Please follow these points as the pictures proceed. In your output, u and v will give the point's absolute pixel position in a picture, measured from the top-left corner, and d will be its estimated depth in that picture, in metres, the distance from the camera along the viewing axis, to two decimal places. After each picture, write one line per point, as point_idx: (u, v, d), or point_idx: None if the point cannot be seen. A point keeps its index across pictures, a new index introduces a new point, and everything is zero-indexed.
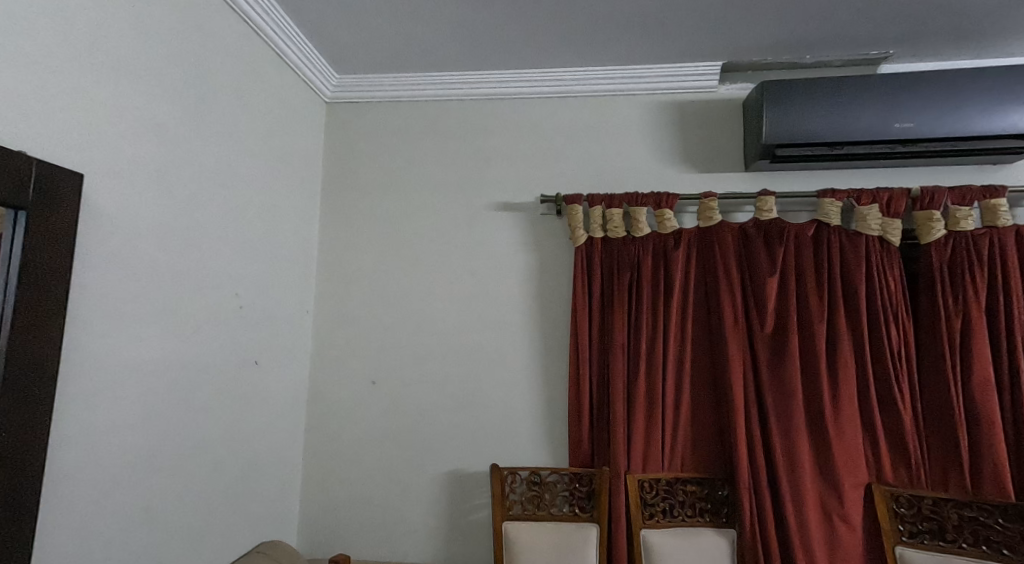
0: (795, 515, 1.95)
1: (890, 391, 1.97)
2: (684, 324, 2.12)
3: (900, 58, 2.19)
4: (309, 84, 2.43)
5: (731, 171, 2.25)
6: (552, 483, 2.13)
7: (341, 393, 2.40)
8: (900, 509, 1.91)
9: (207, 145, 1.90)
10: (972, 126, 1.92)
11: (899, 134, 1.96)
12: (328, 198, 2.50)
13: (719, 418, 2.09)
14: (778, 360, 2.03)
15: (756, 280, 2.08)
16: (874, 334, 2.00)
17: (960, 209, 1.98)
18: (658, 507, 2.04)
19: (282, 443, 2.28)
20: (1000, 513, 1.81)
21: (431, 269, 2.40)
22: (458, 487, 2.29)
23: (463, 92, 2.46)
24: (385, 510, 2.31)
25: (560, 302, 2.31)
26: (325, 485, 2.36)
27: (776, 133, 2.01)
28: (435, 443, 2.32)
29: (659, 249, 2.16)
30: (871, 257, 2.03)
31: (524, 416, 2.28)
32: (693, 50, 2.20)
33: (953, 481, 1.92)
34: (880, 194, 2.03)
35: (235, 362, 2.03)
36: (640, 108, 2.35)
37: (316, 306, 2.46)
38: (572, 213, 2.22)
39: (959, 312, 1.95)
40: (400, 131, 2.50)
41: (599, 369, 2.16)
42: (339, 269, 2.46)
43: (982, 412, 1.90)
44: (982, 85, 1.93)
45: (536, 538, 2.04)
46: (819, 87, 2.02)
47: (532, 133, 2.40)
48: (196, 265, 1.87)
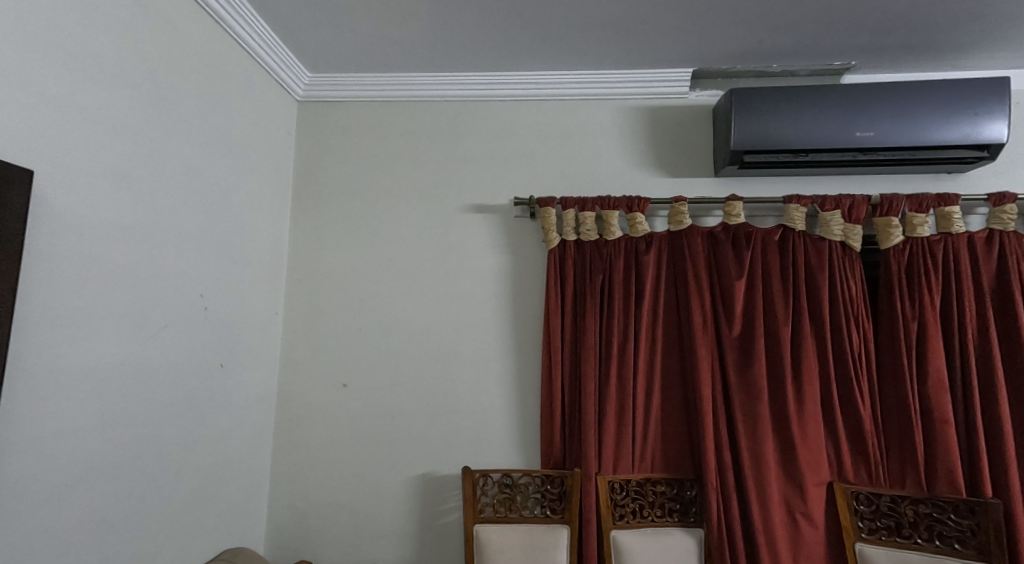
0: (760, 514, 1.99)
1: (851, 392, 2.03)
2: (654, 326, 2.15)
3: (862, 69, 2.27)
4: (280, 83, 2.39)
5: (701, 176, 2.30)
6: (524, 485, 2.14)
7: (310, 396, 2.36)
8: (860, 506, 1.97)
9: (171, 142, 1.86)
10: (929, 136, 2.00)
11: (859, 142, 2.03)
12: (298, 198, 2.47)
13: (688, 419, 2.12)
14: (744, 361, 2.08)
15: (724, 283, 2.12)
16: (836, 336, 2.07)
17: (917, 216, 2.06)
18: (627, 508, 2.06)
19: (249, 447, 2.23)
20: (953, 509, 1.88)
21: (403, 271, 2.39)
22: (429, 490, 2.27)
23: (436, 93, 2.46)
24: (355, 515, 2.28)
25: (533, 304, 2.31)
26: (293, 490, 2.32)
27: (743, 139, 2.07)
28: (406, 446, 2.30)
29: (631, 252, 2.19)
30: (834, 262, 2.09)
31: (497, 418, 2.28)
32: (664, 57, 2.25)
33: (910, 479, 1.99)
34: (842, 201, 2.10)
35: (200, 363, 1.98)
36: (613, 112, 2.38)
37: (286, 308, 2.42)
38: (545, 216, 2.24)
39: (916, 315, 2.02)
40: (373, 132, 2.48)
41: (571, 370, 2.17)
42: (309, 270, 2.43)
43: (936, 411, 1.97)
44: (938, 96, 2.01)
45: (507, 540, 2.04)
46: (784, 95, 2.08)
47: (505, 136, 2.41)
48: (160, 263, 1.82)
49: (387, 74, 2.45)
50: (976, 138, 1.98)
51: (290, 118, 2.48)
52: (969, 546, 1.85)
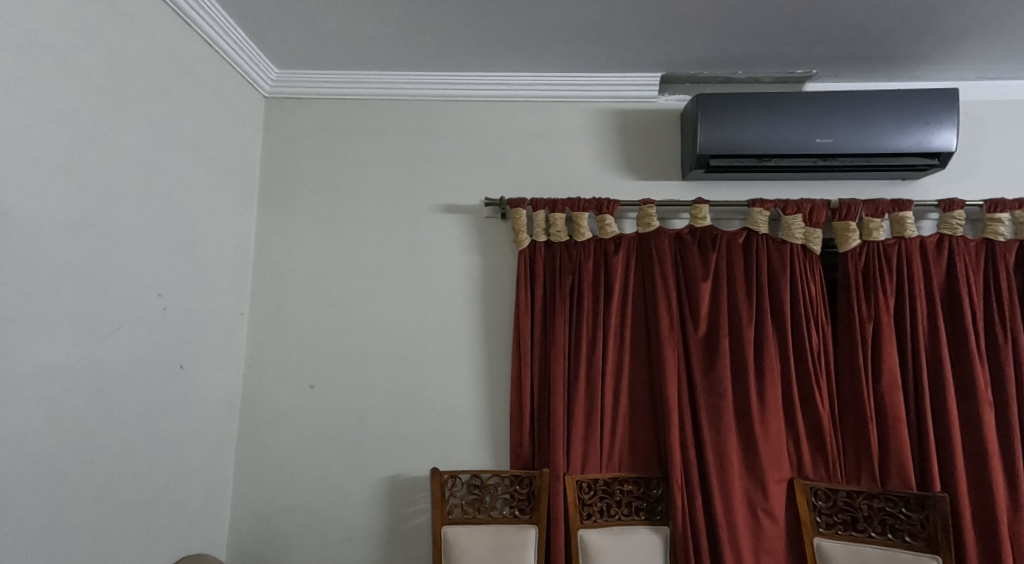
0: (724, 511, 2.04)
1: (811, 390, 2.09)
2: (622, 326, 2.18)
3: (823, 78, 2.35)
4: (246, 78, 2.34)
5: (670, 179, 2.34)
6: (493, 485, 2.14)
7: (276, 398, 2.32)
8: (818, 501, 2.03)
9: (129, 138, 1.81)
10: (885, 143, 2.08)
11: (819, 149, 2.10)
12: (264, 195, 2.42)
13: (654, 418, 2.16)
14: (709, 361, 2.12)
15: (690, 285, 2.16)
16: (797, 337, 2.13)
17: (873, 221, 2.14)
18: (595, 507, 2.08)
19: (211, 451, 2.18)
20: (904, 503, 1.96)
21: (371, 271, 2.36)
22: (397, 492, 2.25)
23: (407, 92, 2.44)
24: (321, 518, 2.25)
25: (503, 305, 2.32)
26: (257, 494, 2.27)
27: (709, 144, 2.12)
28: (374, 448, 2.27)
29: (600, 253, 2.22)
30: (796, 264, 2.15)
31: (466, 419, 2.27)
32: (634, 61, 2.28)
33: (865, 474, 2.06)
34: (803, 205, 2.16)
35: (159, 365, 1.93)
36: (583, 115, 2.40)
37: (250, 308, 2.37)
38: (515, 217, 2.24)
39: (872, 316, 2.10)
40: (342, 129, 2.45)
41: (540, 370, 2.19)
42: (275, 269, 2.38)
43: (889, 408, 2.05)
44: (893, 105, 2.09)
45: (476, 540, 2.04)
46: (749, 102, 2.13)
47: (476, 136, 2.41)
48: (115, 261, 1.76)
49: (357, 71, 2.42)
50: (928, 146, 2.07)
51: (256, 114, 2.43)
52: (919, 539, 1.94)
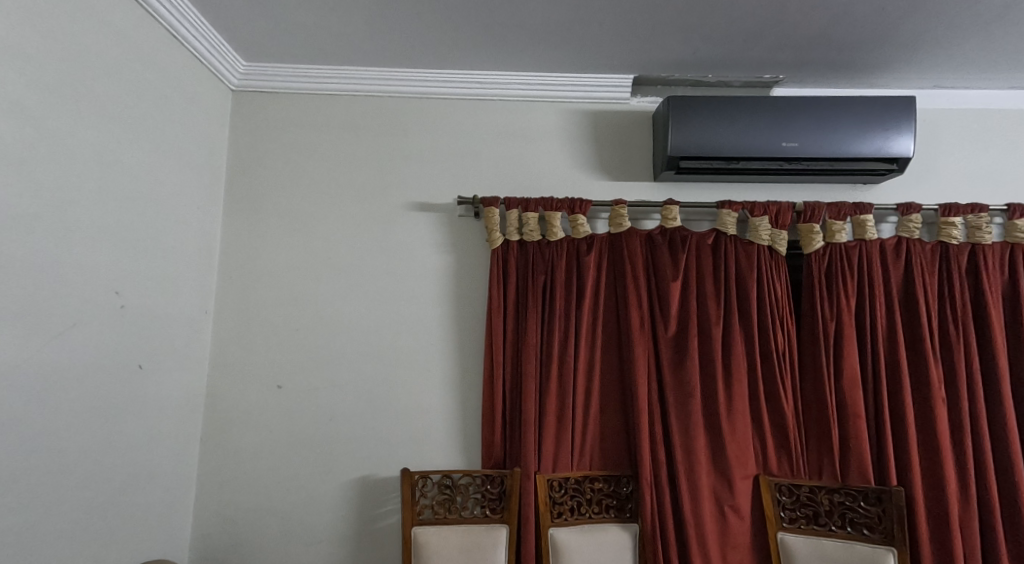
0: (692, 508, 2.07)
1: (776, 388, 2.14)
2: (594, 325, 2.20)
3: (790, 83, 2.41)
4: (212, 70, 2.28)
5: (642, 180, 2.36)
6: (464, 485, 2.14)
7: (243, 398, 2.27)
8: (782, 497, 2.08)
9: (84, 130, 1.74)
10: (848, 148, 2.14)
11: (786, 152, 2.15)
12: (231, 192, 2.36)
13: (625, 417, 2.18)
14: (679, 359, 2.16)
15: (661, 285, 2.19)
16: (763, 336, 2.17)
17: (836, 223, 2.21)
18: (566, 505, 2.09)
19: (172, 453, 2.12)
20: (863, 497, 2.02)
21: (342, 269, 2.33)
22: (367, 493, 2.23)
23: (379, 89, 2.41)
24: (288, 521, 2.21)
25: (476, 304, 2.31)
26: (222, 497, 2.22)
27: (680, 146, 2.15)
28: (344, 449, 2.24)
29: (573, 253, 2.23)
30: (762, 265, 2.20)
31: (438, 419, 2.26)
32: (606, 62, 2.30)
33: (827, 469, 2.12)
34: (770, 207, 2.21)
35: (116, 365, 1.86)
36: (556, 114, 2.41)
37: (216, 307, 2.32)
38: (488, 216, 2.24)
39: (834, 316, 2.16)
40: (312, 124, 2.41)
41: (512, 370, 2.19)
42: (242, 267, 2.33)
43: (850, 405, 2.11)
44: (856, 111, 2.15)
45: (446, 540, 2.03)
46: (719, 105, 2.17)
47: (449, 134, 2.40)
48: (69, 256, 1.70)
49: (328, 66, 2.38)
50: (888, 151, 2.14)
51: (223, 108, 2.37)
52: (876, 531, 1.99)
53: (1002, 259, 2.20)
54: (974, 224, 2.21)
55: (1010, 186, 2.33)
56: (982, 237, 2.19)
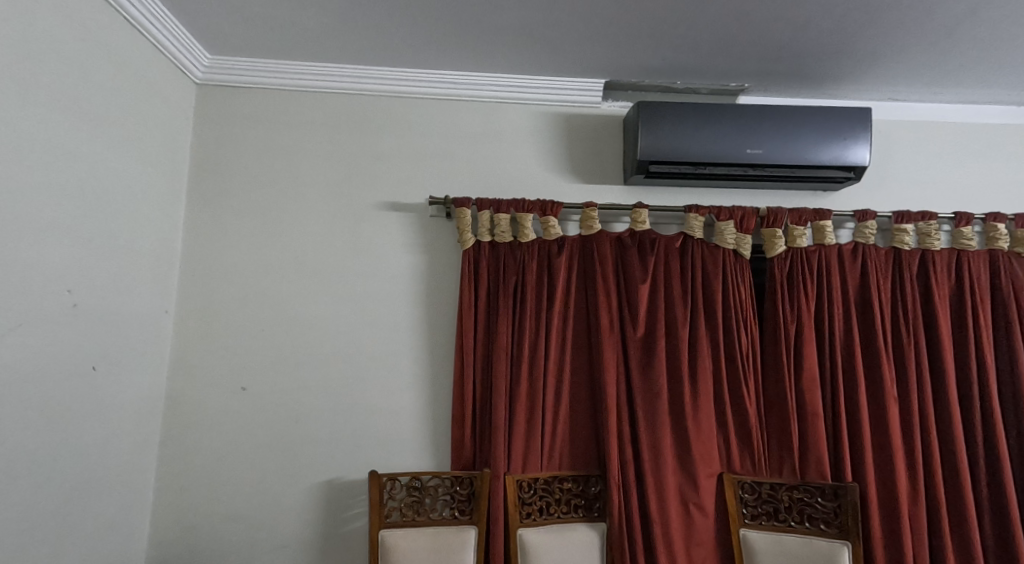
0: (659, 507, 2.11)
1: (739, 388, 2.20)
2: (564, 326, 2.22)
3: (755, 91, 2.48)
4: (175, 62, 2.22)
5: (612, 183, 2.40)
6: (433, 487, 2.13)
7: (205, 400, 2.21)
8: (745, 494, 2.13)
9: (35, 122, 1.67)
10: (809, 156, 2.22)
11: (750, 159, 2.22)
12: (194, 188, 2.30)
13: (594, 417, 2.20)
14: (647, 360, 2.19)
15: (630, 286, 2.23)
16: (727, 337, 2.23)
17: (797, 228, 2.28)
18: (535, 506, 2.10)
19: (129, 457, 2.05)
20: (820, 493, 2.09)
21: (310, 269, 2.29)
22: (334, 496, 2.19)
23: (350, 86, 2.38)
24: (251, 527, 2.16)
25: (446, 305, 2.30)
26: (182, 501, 2.16)
27: (649, 150, 2.20)
28: (310, 451, 2.21)
29: (544, 255, 2.24)
30: (728, 268, 2.26)
31: (407, 421, 2.24)
32: (578, 66, 2.33)
33: (787, 466, 2.18)
34: (735, 212, 2.27)
35: (69, 366, 1.80)
36: (528, 116, 2.42)
37: (177, 306, 2.25)
38: (460, 216, 2.24)
39: (795, 318, 2.24)
40: (280, 121, 2.36)
41: (482, 370, 2.19)
42: (206, 266, 2.27)
43: (809, 404, 2.18)
44: (817, 120, 2.23)
45: (414, 542, 2.02)
46: (687, 111, 2.22)
47: (420, 133, 2.38)
48: (18, 253, 1.63)
49: (297, 61, 2.34)
50: (847, 159, 2.22)
51: (186, 102, 2.31)
52: (832, 526, 2.06)
53: (949, 265, 2.31)
54: (925, 231, 2.31)
55: (957, 195, 2.45)
56: (932, 243, 2.30)
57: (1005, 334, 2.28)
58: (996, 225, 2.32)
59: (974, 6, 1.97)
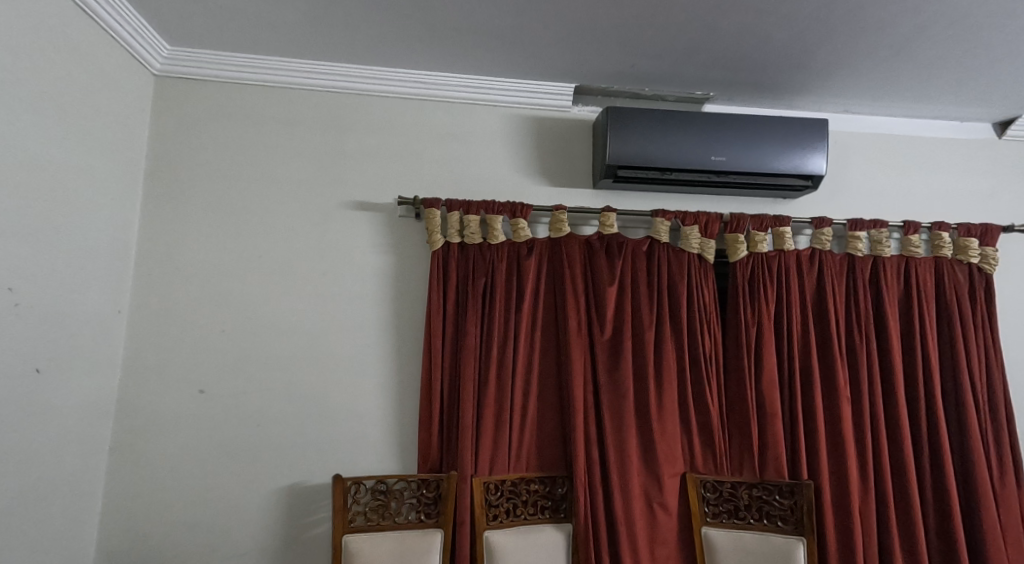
0: (624, 508, 2.13)
1: (703, 390, 2.25)
2: (533, 328, 2.23)
3: (720, 100, 2.54)
4: (131, 52, 2.14)
5: (581, 187, 2.42)
6: (399, 490, 2.10)
7: (162, 403, 2.14)
8: (707, 493, 2.18)
9: None
10: (770, 164, 2.29)
11: (714, 166, 2.28)
12: (151, 184, 2.23)
13: (562, 418, 2.21)
14: (614, 362, 2.22)
15: (598, 289, 2.26)
16: (692, 339, 2.28)
17: (758, 234, 2.35)
18: (501, 508, 2.10)
19: (76, 462, 1.96)
20: (778, 491, 2.15)
21: (274, 268, 2.24)
22: (296, 501, 2.14)
23: (317, 83, 2.34)
24: (209, 534, 2.10)
25: (414, 306, 2.27)
26: (135, 508, 2.08)
27: (617, 155, 2.24)
28: (272, 456, 2.15)
29: (513, 257, 2.25)
30: (693, 272, 2.31)
31: (373, 424, 2.21)
32: (547, 70, 2.35)
33: (747, 466, 2.24)
34: (700, 217, 2.32)
35: (8, 367, 1.71)
36: (498, 119, 2.43)
37: (132, 306, 2.17)
38: (429, 217, 2.22)
39: (755, 321, 2.30)
40: (243, 116, 2.30)
41: (450, 372, 2.18)
42: (163, 263, 2.20)
43: (768, 405, 2.25)
44: (777, 130, 2.30)
45: (378, 546, 1.99)
46: (654, 118, 2.27)
47: (389, 132, 2.36)
48: None
49: (262, 56, 2.29)
50: (805, 168, 2.30)
51: (143, 94, 2.23)
52: (789, 523, 2.12)
53: (899, 272, 2.42)
54: (877, 238, 2.42)
55: (906, 204, 2.57)
56: (883, 250, 2.40)
57: (949, 338, 2.39)
58: (941, 233, 2.45)
59: (924, 25, 2.06)
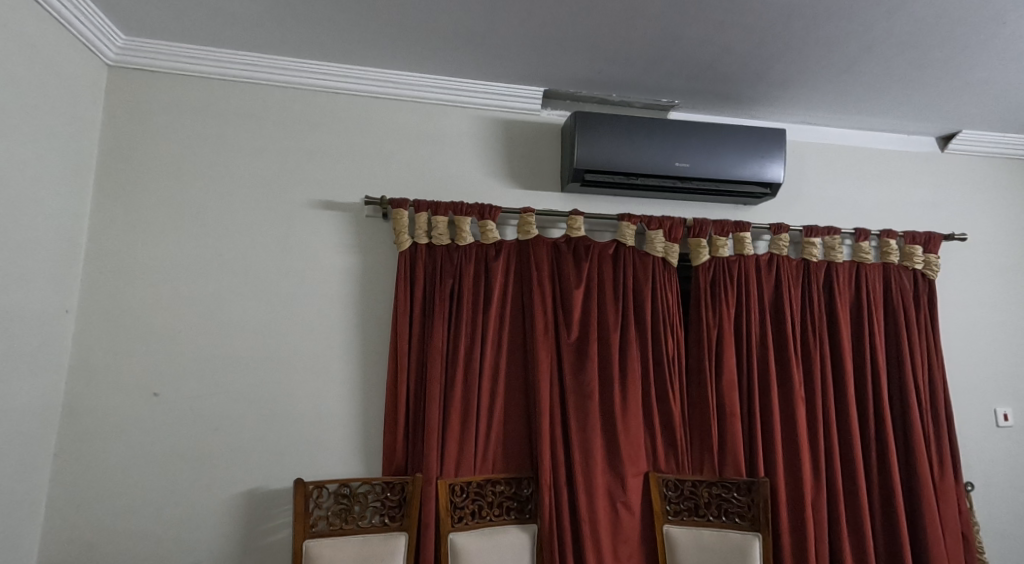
0: (588, 508, 2.15)
1: (666, 390, 2.29)
2: (500, 328, 2.23)
3: (684, 107, 2.60)
4: (83, 40, 2.06)
5: (549, 190, 2.44)
6: (363, 494, 2.07)
7: (113, 407, 2.05)
8: (669, 491, 2.22)
9: None
10: (731, 171, 2.35)
11: (677, 172, 2.33)
12: (103, 178, 2.14)
13: (528, 419, 2.22)
14: (580, 364, 2.24)
15: (565, 291, 2.28)
16: (656, 341, 2.32)
17: (720, 239, 2.41)
18: (467, 509, 2.09)
19: (17, 469, 1.87)
20: (735, 488, 2.20)
21: (235, 268, 2.18)
22: (255, 506, 2.09)
23: (282, 79, 2.29)
24: (162, 543, 2.03)
25: (381, 306, 2.25)
26: (82, 516, 1.99)
27: (585, 159, 2.27)
28: (230, 461, 2.09)
29: (480, 258, 2.25)
30: (657, 275, 2.35)
31: (338, 426, 2.17)
32: (516, 73, 2.36)
33: (708, 464, 2.29)
34: (664, 222, 2.37)
35: None
36: (467, 120, 2.42)
37: (81, 306, 2.08)
38: (396, 218, 2.20)
39: (716, 324, 2.36)
40: (203, 111, 2.23)
41: (417, 374, 2.16)
42: (116, 261, 2.11)
43: (728, 404, 2.31)
44: (739, 138, 2.37)
45: (341, 550, 1.96)
46: (621, 123, 2.31)
47: (355, 131, 2.33)
48: None
49: (224, 49, 2.22)
50: (765, 176, 2.37)
51: (96, 85, 2.14)
52: (746, 519, 2.17)
53: (850, 277, 2.52)
54: (830, 244, 2.51)
55: (858, 212, 2.68)
56: (836, 256, 2.50)
57: (896, 340, 2.50)
58: (889, 240, 2.56)
59: (875, 42, 2.15)
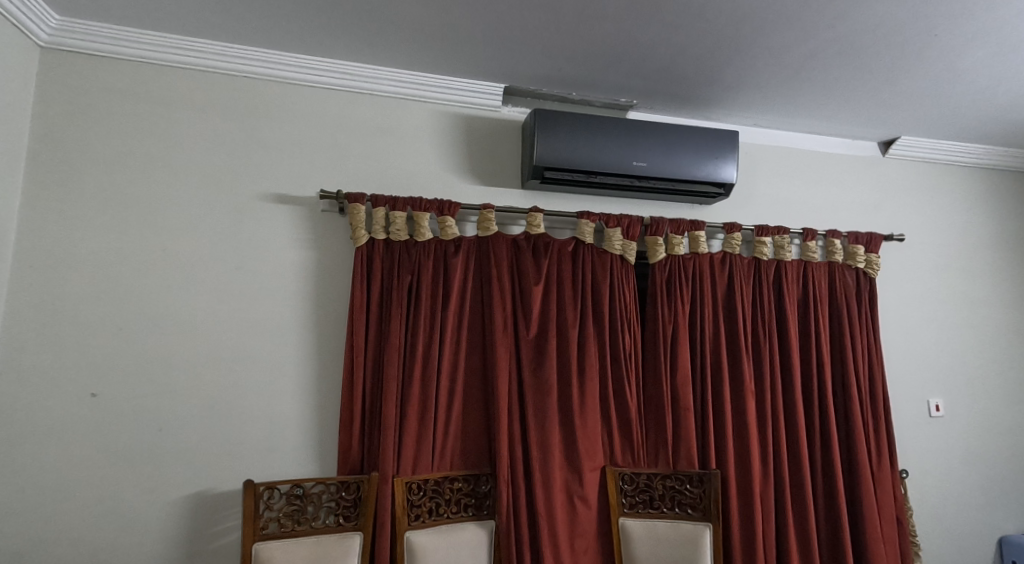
0: (545, 503, 2.16)
1: (622, 385, 2.32)
2: (459, 324, 2.21)
3: (642, 107, 2.63)
4: (12, 19, 1.93)
5: (508, 186, 2.43)
6: (316, 494, 2.02)
7: (46, 409, 1.94)
8: (625, 485, 2.25)
9: None
10: (687, 171, 2.39)
11: (635, 171, 2.35)
12: (35, 167, 2.02)
13: (487, 415, 2.21)
14: (539, 359, 2.25)
15: (524, 287, 2.28)
16: (613, 337, 2.34)
17: (676, 237, 2.45)
18: (424, 507, 2.07)
19: None
20: (688, 480, 2.24)
21: (181, 263, 2.09)
22: (201, 509, 2.01)
23: (233, 68, 2.21)
24: (99, 550, 1.93)
25: (337, 303, 2.20)
26: (9, 523, 1.88)
27: (544, 157, 2.27)
28: (175, 462, 2.01)
29: (440, 254, 2.23)
30: (615, 272, 2.37)
31: (291, 424, 2.12)
32: (475, 68, 2.33)
33: (662, 457, 2.33)
34: (622, 220, 2.39)
35: None
36: (426, 114, 2.39)
37: (10, 303, 1.96)
38: (353, 213, 2.15)
39: (671, 320, 2.41)
40: (146, 98, 2.13)
41: (373, 371, 2.12)
42: (50, 255, 2.00)
43: (682, 397, 2.35)
44: (695, 139, 2.40)
45: (293, 552, 1.91)
46: (580, 122, 2.32)
47: (310, 123, 2.26)
48: None
49: (169, 34, 2.12)
50: (719, 176, 2.42)
51: (27, 67, 2.02)
52: (697, 510, 2.21)
53: (798, 275, 2.61)
54: (779, 244, 2.59)
55: (805, 212, 2.77)
56: (785, 255, 2.57)
57: (840, 336, 2.60)
58: (835, 240, 2.66)
59: (822, 49, 2.22)
